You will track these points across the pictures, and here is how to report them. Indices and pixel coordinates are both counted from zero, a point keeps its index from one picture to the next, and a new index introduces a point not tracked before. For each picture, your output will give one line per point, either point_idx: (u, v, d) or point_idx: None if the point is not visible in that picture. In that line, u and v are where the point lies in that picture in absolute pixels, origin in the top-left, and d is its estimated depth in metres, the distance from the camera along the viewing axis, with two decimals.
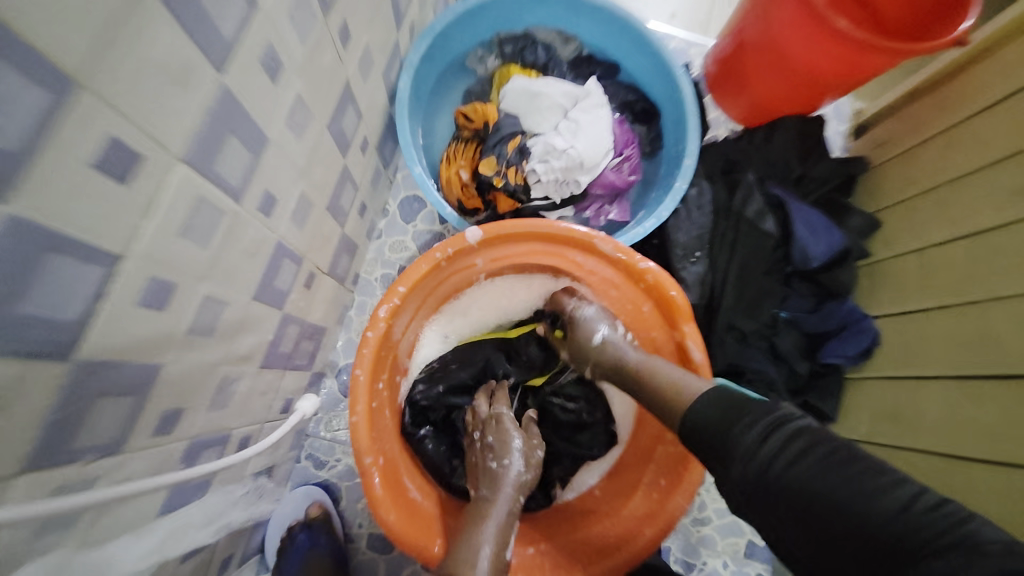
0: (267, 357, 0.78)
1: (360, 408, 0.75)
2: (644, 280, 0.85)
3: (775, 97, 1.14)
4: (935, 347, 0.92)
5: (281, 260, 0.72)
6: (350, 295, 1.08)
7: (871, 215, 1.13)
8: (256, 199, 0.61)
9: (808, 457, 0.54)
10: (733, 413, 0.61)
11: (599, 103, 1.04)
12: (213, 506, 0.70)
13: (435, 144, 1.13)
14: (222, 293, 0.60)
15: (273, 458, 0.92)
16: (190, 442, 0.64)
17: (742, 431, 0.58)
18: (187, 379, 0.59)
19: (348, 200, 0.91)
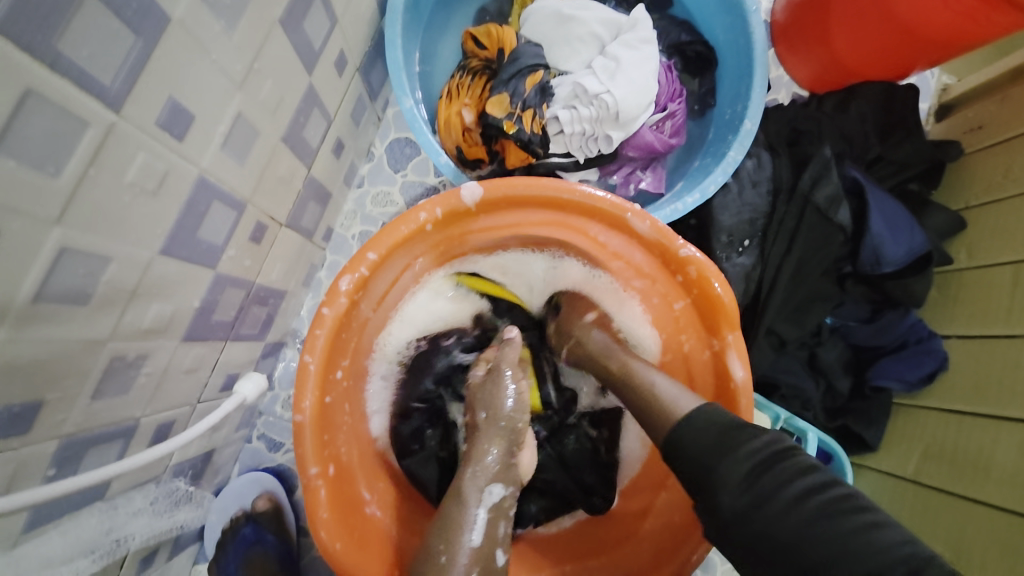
0: (191, 328, 0.59)
1: (307, 405, 0.58)
2: (682, 272, 0.64)
3: (857, 59, 0.89)
4: (1018, 384, 0.75)
5: (210, 202, 0.53)
6: (320, 253, 0.89)
7: (958, 212, 0.93)
8: (149, 109, 0.42)
9: (708, 420, 0.55)
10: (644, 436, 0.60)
11: (646, 37, 0.81)
12: (105, 517, 0.54)
13: (435, 74, 0.91)
14: (94, 244, 0.42)
15: (212, 445, 0.75)
16: (62, 441, 0.47)
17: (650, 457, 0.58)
18: (43, 361, 0.42)
19: (317, 134, 0.71)
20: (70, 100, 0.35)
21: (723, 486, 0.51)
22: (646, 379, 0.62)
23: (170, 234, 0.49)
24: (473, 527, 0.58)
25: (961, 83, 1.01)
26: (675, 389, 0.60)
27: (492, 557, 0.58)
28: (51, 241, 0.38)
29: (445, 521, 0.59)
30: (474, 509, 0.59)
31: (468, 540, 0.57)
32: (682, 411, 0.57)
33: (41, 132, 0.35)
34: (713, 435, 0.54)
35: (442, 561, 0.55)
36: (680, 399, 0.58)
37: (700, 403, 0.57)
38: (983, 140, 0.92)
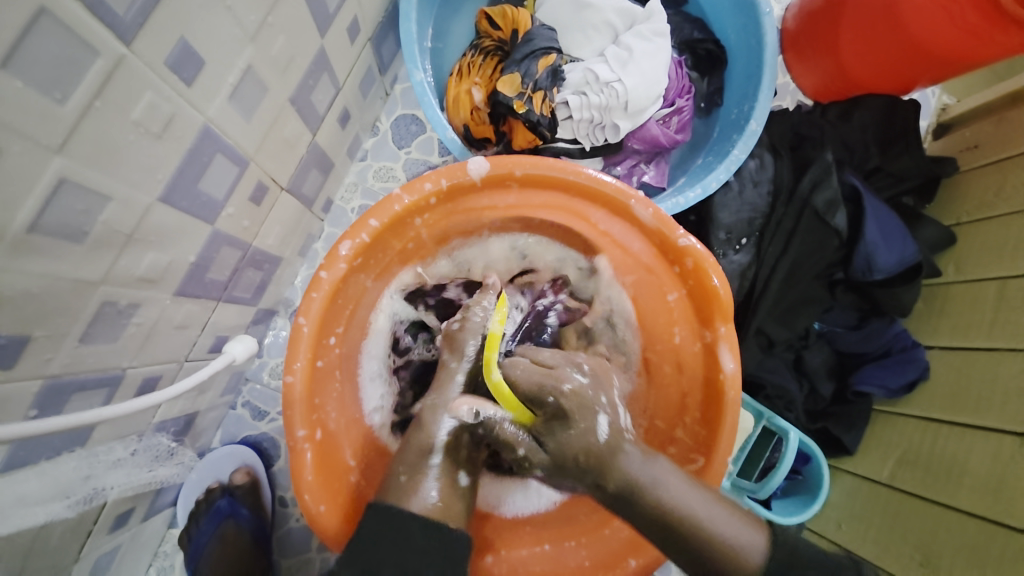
0: (184, 283, 0.58)
1: (299, 365, 0.58)
2: (679, 263, 0.65)
3: (863, 69, 0.90)
4: (988, 404, 0.77)
5: (214, 154, 0.52)
6: (318, 224, 0.88)
7: (952, 227, 0.94)
8: (160, 47, 0.41)
9: (773, 547, 0.52)
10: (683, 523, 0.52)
11: (660, 28, 0.81)
12: (85, 463, 0.54)
13: (447, 50, 0.91)
14: (92, 180, 0.41)
15: (198, 403, 0.74)
16: (46, 383, 0.47)
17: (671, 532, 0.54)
18: (33, 296, 0.41)
19: (325, 100, 0.71)
20: (83, 25, 0.35)
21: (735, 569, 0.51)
22: (651, 491, 0.52)
23: (171, 181, 0.48)
24: (434, 450, 0.58)
25: (960, 104, 1.03)
26: (703, 502, 0.53)
27: (453, 483, 0.58)
28: (51, 170, 0.37)
29: (410, 443, 0.59)
30: (435, 435, 0.59)
31: (428, 474, 0.56)
32: (719, 545, 0.51)
33: (50, 53, 0.34)
34: (790, 562, 0.52)
35: (402, 480, 0.56)
36: (745, 540, 0.52)
37: (743, 544, 0.51)
38: (978, 158, 0.93)
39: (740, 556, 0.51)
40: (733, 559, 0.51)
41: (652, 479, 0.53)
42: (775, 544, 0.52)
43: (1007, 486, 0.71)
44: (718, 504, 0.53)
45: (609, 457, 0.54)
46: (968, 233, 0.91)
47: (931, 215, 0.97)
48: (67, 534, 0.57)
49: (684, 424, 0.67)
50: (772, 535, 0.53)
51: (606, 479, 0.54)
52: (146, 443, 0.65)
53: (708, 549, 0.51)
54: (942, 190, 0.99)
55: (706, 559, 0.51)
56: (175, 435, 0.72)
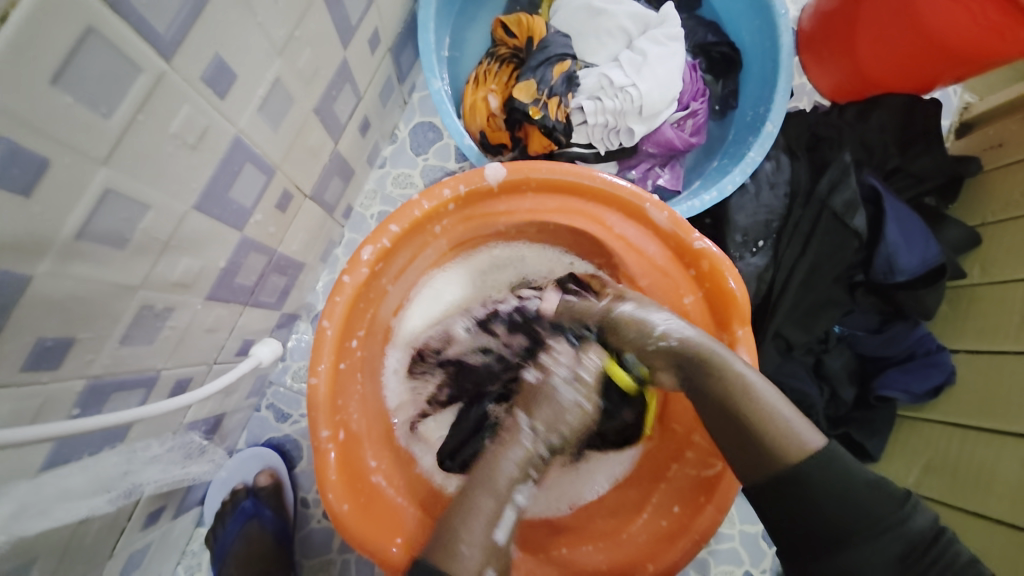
0: (214, 288, 0.61)
1: (322, 368, 0.60)
2: (696, 265, 0.65)
3: (881, 69, 0.90)
4: (1018, 410, 0.76)
5: (243, 163, 0.55)
6: (339, 230, 0.90)
7: (977, 227, 0.92)
8: (196, 63, 0.43)
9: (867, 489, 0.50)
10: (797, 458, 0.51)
11: (674, 33, 0.82)
12: (123, 460, 0.56)
13: (464, 59, 0.93)
14: (134, 190, 0.43)
15: (226, 404, 0.77)
16: (88, 382, 0.49)
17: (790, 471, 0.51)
18: (79, 299, 0.44)
19: (346, 110, 0.73)
20: (128, 44, 0.37)
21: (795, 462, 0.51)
22: (728, 372, 0.55)
23: (204, 190, 0.51)
24: (500, 524, 0.54)
25: (983, 101, 1.01)
26: (784, 405, 0.54)
27: (504, 524, 0.54)
28: (98, 180, 0.40)
29: (464, 504, 0.54)
30: (502, 505, 0.54)
31: (479, 530, 0.52)
32: (783, 436, 0.52)
33: (98, 71, 0.36)
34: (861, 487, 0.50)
35: (463, 553, 0.51)
36: (810, 436, 0.52)
37: (806, 437, 0.52)
38: (1003, 157, 0.91)
39: (802, 448, 0.51)
40: (800, 455, 0.51)
41: (716, 366, 0.58)
42: (839, 462, 0.51)
43: None
44: (783, 399, 0.55)
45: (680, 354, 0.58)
46: (994, 233, 0.89)
47: (955, 216, 0.96)
48: (103, 531, 0.59)
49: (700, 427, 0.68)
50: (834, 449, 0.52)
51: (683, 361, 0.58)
52: (178, 441, 0.68)
53: (767, 444, 0.52)
54: (965, 190, 0.97)
55: (766, 451, 0.52)
56: (204, 435, 0.75)
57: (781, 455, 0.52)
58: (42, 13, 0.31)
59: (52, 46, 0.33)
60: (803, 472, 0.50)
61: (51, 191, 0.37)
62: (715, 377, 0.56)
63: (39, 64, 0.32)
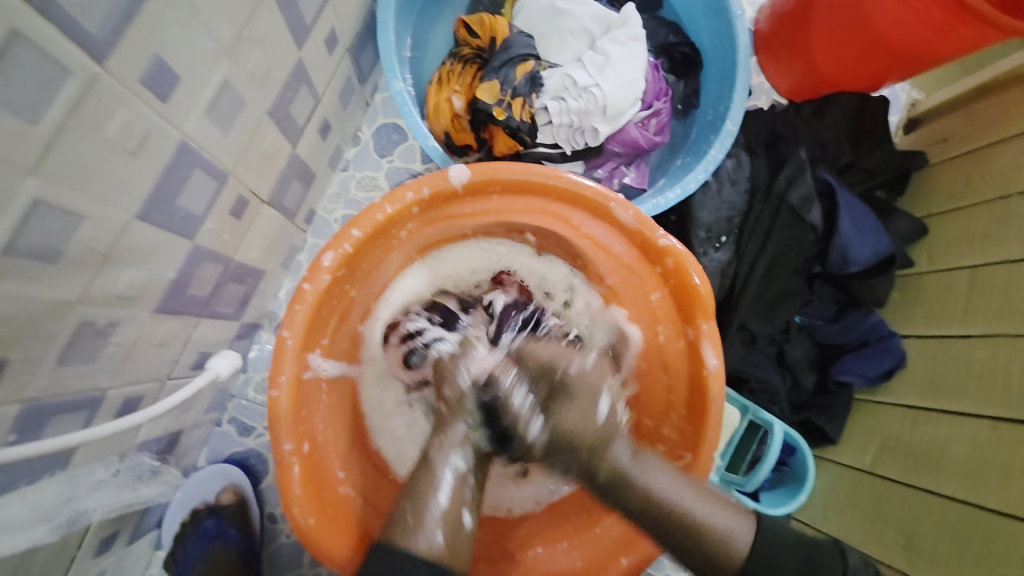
0: (164, 301, 0.58)
1: (283, 380, 0.57)
2: (661, 263, 0.65)
3: (833, 69, 0.93)
4: (965, 391, 0.79)
5: (192, 169, 0.52)
6: (301, 235, 0.88)
7: (924, 220, 0.97)
8: (134, 65, 0.41)
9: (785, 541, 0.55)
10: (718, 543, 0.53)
11: (636, 34, 0.83)
12: (67, 486, 0.53)
13: (427, 59, 0.91)
14: (67, 200, 0.41)
15: (184, 420, 0.73)
16: (24, 406, 0.46)
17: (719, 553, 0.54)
18: (8, 318, 0.40)
19: (304, 112, 0.71)
20: (55, 46, 0.35)
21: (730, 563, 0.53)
22: (641, 484, 0.54)
23: (148, 197, 0.48)
24: (439, 487, 0.55)
25: (930, 99, 1.05)
26: (682, 489, 0.54)
27: (459, 517, 0.54)
28: (24, 191, 0.37)
29: (414, 487, 0.56)
30: (441, 470, 0.56)
31: (434, 501, 0.54)
32: (714, 542, 0.53)
33: (22, 74, 0.34)
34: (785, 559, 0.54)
35: (409, 521, 0.52)
36: (735, 533, 0.53)
37: (733, 532, 0.53)
38: (946, 153, 0.96)
39: (731, 548, 0.53)
40: (731, 561, 0.53)
41: (641, 470, 0.55)
42: (765, 546, 0.54)
43: (987, 471, 0.72)
44: (700, 495, 0.55)
45: (600, 449, 0.55)
46: (939, 224, 0.94)
47: (903, 208, 1.00)
48: (51, 558, 0.56)
49: (671, 421, 0.68)
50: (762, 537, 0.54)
51: (599, 467, 0.55)
52: (130, 463, 0.64)
53: (700, 543, 0.53)
54: (912, 184, 1.02)
55: (700, 551, 0.53)
56: (160, 454, 0.71)
57: (717, 562, 0.53)
58: None
59: None
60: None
61: None
62: (636, 489, 0.54)
63: None
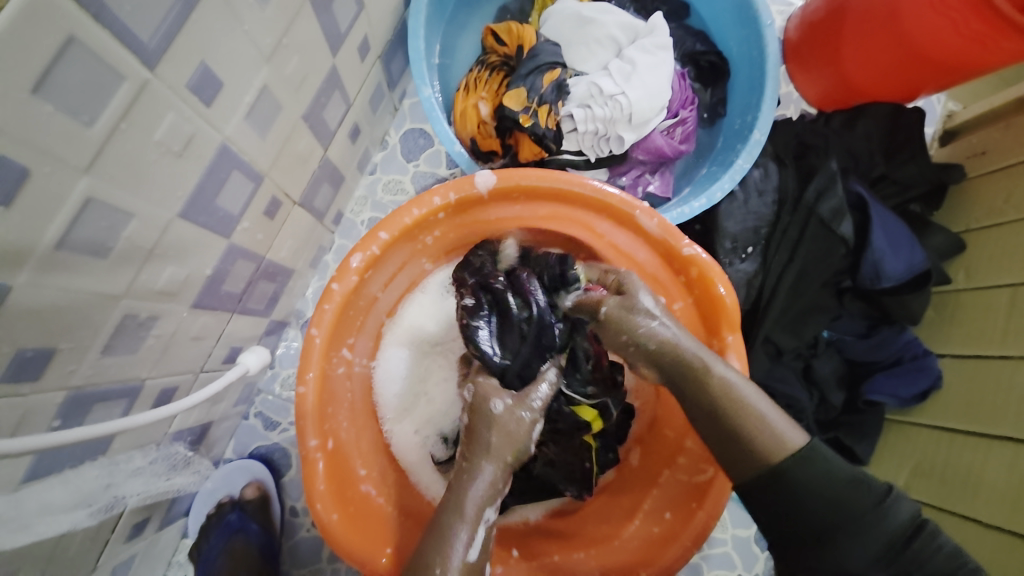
0: (200, 296, 0.60)
1: (310, 376, 0.59)
2: (685, 272, 0.65)
3: (866, 79, 0.91)
4: (1003, 412, 0.76)
5: (231, 170, 0.54)
6: (329, 236, 0.90)
7: (961, 233, 0.94)
8: (182, 71, 0.43)
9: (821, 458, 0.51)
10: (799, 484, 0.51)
11: (663, 42, 0.83)
12: (105, 473, 0.55)
13: (455, 66, 0.93)
14: (118, 198, 0.43)
15: (214, 412, 0.76)
16: (70, 394, 0.48)
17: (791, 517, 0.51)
18: (60, 309, 0.43)
19: (336, 116, 0.72)
20: (111, 52, 0.37)
21: (774, 459, 0.52)
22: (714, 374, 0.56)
23: (190, 198, 0.50)
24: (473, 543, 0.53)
25: (966, 110, 1.03)
26: (750, 388, 0.55)
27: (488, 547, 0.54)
28: (79, 190, 0.39)
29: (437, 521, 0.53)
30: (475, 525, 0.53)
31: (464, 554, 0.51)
32: (765, 432, 0.52)
33: (80, 79, 0.36)
34: (836, 492, 0.50)
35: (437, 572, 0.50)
36: (789, 437, 0.52)
37: (787, 435, 0.52)
38: (984, 165, 0.93)
39: (782, 446, 0.52)
40: (779, 452, 0.52)
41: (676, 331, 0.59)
42: (818, 460, 0.51)
43: None
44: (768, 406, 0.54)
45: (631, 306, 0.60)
46: (978, 238, 0.91)
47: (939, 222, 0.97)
48: (87, 539, 0.58)
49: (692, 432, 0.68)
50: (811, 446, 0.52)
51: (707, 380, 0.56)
52: (161, 453, 0.66)
53: (748, 429, 0.53)
54: (949, 196, 0.98)
55: (747, 437, 0.53)
56: (190, 445, 0.74)
57: (766, 453, 0.52)
58: (21, 20, 0.31)
59: (32, 53, 0.32)
60: (781, 467, 0.51)
61: (32, 200, 0.36)
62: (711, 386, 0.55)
63: (18, 74, 0.32)
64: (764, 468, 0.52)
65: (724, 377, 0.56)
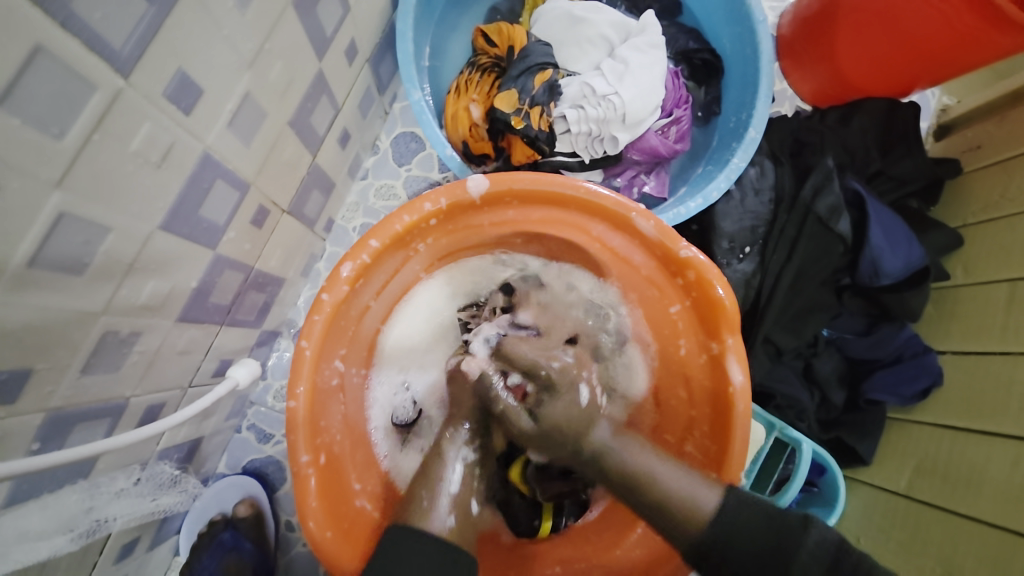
0: (187, 309, 0.58)
1: (301, 391, 0.57)
2: (682, 275, 0.64)
3: (860, 75, 0.90)
4: (1003, 410, 0.76)
5: (214, 180, 0.53)
6: (321, 244, 0.88)
7: (960, 229, 0.93)
8: (158, 78, 0.41)
9: (748, 508, 0.51)
10: (775, 535, 0.49)
11: (655, 41, 0.82)
12: (89, 495, 0.53)
13: (445, 68, 0.92)
14: (95, 212, 0.41)
15: (203, 428, 0.74)
16: (48, 415, 0.46)
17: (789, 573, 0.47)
18: (36, 329, 0.41)
19: (324, 121, 0.71)
20: (80, 60, 0.35)
21: (688, 526, 0.51)
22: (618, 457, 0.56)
23: (172, 209, 0.49)
24: (451, 477, 0.61)
25: (961, 104, 1.02)
26: (663, 464, 0.55)
27: (466, 504, 0.61)
28: (50, 205, 0.37)
29: (424, 473, 0.61)
30: (449, 471, 0.61)
31: (447, 486, 0.60)
32: (670, 500, 0.52)
33: (46, 89, 0.34)
34: (763, 524, 0.50)
35: (424, 504, 0.58)
36: (698, 498, 0.52)
37: (696, 499, 0.52)
38: (982, 159, 0.92)
39: (694, 510, 0.51)
40: (687, 517, 0.51)
41: (619, 444, 0.56)
42: (732, 512, 0.51)
43: None
44: (677, 470, 0.54)
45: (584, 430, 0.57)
46: (976, 233, 0.90)
47: (937, 218, 0.96)
48: (72, 564, 0.56)
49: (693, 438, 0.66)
50: (735, 492, 0.52)
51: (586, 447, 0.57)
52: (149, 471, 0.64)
53: (652, 501, 0.53)
54: (947, 191, 0.97)
55: (653, 508, 0.53)
56: (179, 462, 0.72)
57: (676, 524, 0.52)
58: None
59: None
60: (706, 537, 0.51)
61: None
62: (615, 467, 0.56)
63: None
64: (690, 537, 0.51)
65: (628, 457, 0.56)
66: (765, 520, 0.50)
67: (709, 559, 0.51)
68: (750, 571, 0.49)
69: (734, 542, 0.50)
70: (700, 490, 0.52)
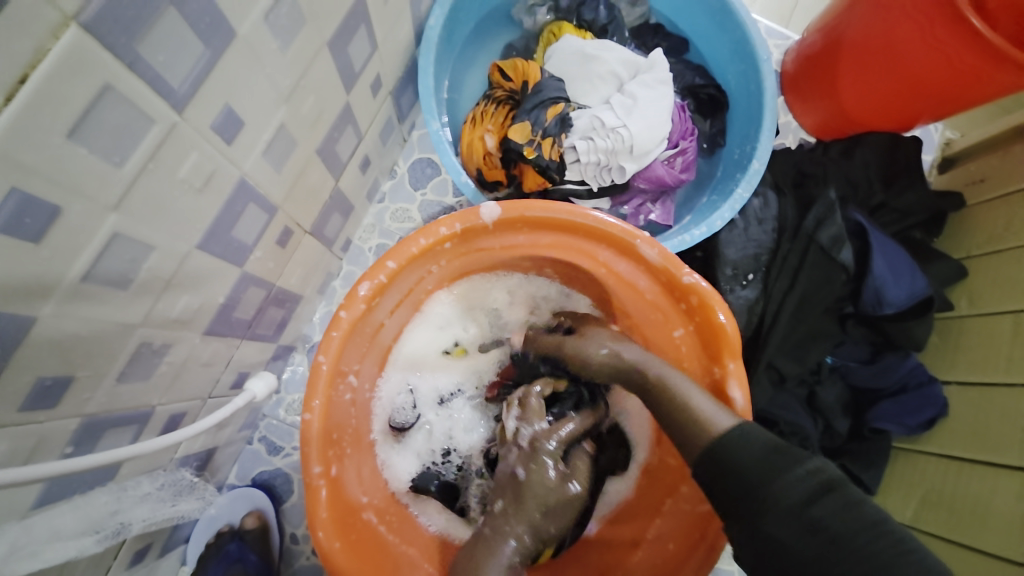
0: (213, 323, 0.62)
1: (316, 404, 0.59)
2: (685, 300, 0.66)
3: (861, 111, 0.94)
4: (1007, 441, 0.76)
5: (247, 203, 0.57)
6: (337, 262, 0.92)
7: (963, 261, 0.94)
8: (207, 113, 0.46)
9: (752, 435, 0.51)
10: (769, 460, 0.48)
11: (662, 78, 0.87)
12: (114, 499, 0.56)
13: (462, 99, 0.97)
14: (142, 233, 0.45)
15: (218, 437, 0.76)
16: (83, 420, 0.49)
17: (773, 488, 0.47)
18: (82, 338, 0.45)
19: (348, 149, 0.75)
20: (143, 99, 0.39)
21: (701, 438, 0.53)
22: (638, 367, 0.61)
23: (208, 230, 0.53)
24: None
25: (964, 138, 1.04)
26: (687, 384, 0.57)
27: None
28: (106, 226, 0.41)
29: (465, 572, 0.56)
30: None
31: None
32: (691, 416, 0.54)
33: (112, 124, 0.38)
34: (762, 450, 0.49)
35: None
36: (714, 417, 0.53)
37: (713, 416, 0.53)
38: (985, 193, 0.94)
39: (706, 425, 0.53)
40: (702, 431, 0.53)
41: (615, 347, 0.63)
42: (743, 435, 0.51)
43: None
44: (709, 399, 0.55)
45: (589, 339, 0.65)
46: (979, 265, 0.92)
47: (941, 249, 0.98)
48: (90, 566, 0.58)
49: None
50: (743, 422, 0.52)
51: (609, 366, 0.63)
52: (167, 479, 0.66)
53: (673, 413, 0.56)
54: (950, 224, 0.99)
55: (671, 417, 0.56)
56: (195, 470, 0.74)
57: (689, 432, 0.54)
58: (64, 74, 0.33)
59: (69, 102, 0.35)
60: (712, 445, 0.52)
61: (63, 235, 0.39)
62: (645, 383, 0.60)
63: (58, 120, 0.34)
64: (697, 445, 0.53)
65: (662, 375, 0.58)
66: (764, 445, 0.50)
67: (705, 467, 0.52)
68: (734, 487, 0.49)
69: (726, 461, 0.50)
70: (718, 408, 0.54)
